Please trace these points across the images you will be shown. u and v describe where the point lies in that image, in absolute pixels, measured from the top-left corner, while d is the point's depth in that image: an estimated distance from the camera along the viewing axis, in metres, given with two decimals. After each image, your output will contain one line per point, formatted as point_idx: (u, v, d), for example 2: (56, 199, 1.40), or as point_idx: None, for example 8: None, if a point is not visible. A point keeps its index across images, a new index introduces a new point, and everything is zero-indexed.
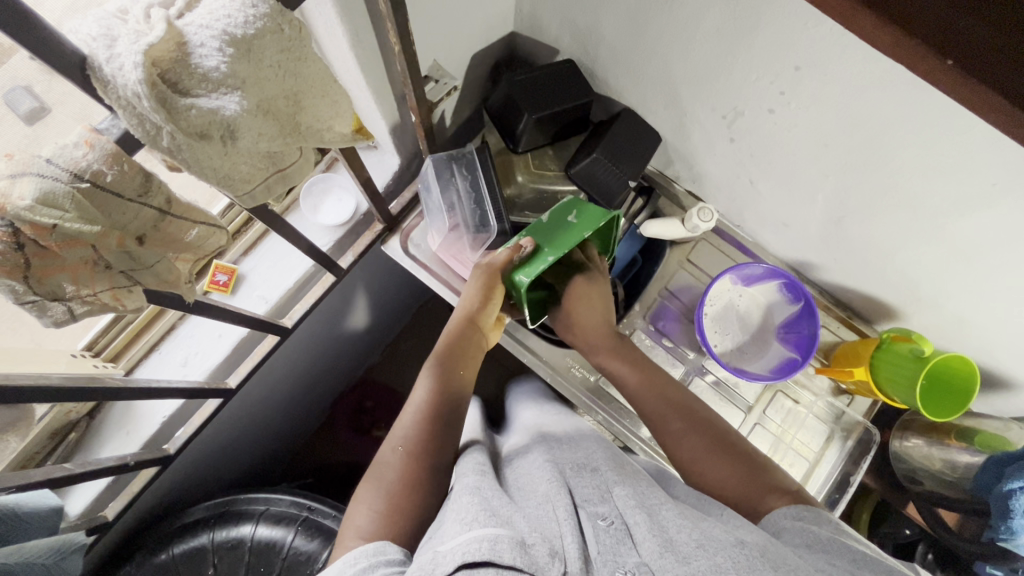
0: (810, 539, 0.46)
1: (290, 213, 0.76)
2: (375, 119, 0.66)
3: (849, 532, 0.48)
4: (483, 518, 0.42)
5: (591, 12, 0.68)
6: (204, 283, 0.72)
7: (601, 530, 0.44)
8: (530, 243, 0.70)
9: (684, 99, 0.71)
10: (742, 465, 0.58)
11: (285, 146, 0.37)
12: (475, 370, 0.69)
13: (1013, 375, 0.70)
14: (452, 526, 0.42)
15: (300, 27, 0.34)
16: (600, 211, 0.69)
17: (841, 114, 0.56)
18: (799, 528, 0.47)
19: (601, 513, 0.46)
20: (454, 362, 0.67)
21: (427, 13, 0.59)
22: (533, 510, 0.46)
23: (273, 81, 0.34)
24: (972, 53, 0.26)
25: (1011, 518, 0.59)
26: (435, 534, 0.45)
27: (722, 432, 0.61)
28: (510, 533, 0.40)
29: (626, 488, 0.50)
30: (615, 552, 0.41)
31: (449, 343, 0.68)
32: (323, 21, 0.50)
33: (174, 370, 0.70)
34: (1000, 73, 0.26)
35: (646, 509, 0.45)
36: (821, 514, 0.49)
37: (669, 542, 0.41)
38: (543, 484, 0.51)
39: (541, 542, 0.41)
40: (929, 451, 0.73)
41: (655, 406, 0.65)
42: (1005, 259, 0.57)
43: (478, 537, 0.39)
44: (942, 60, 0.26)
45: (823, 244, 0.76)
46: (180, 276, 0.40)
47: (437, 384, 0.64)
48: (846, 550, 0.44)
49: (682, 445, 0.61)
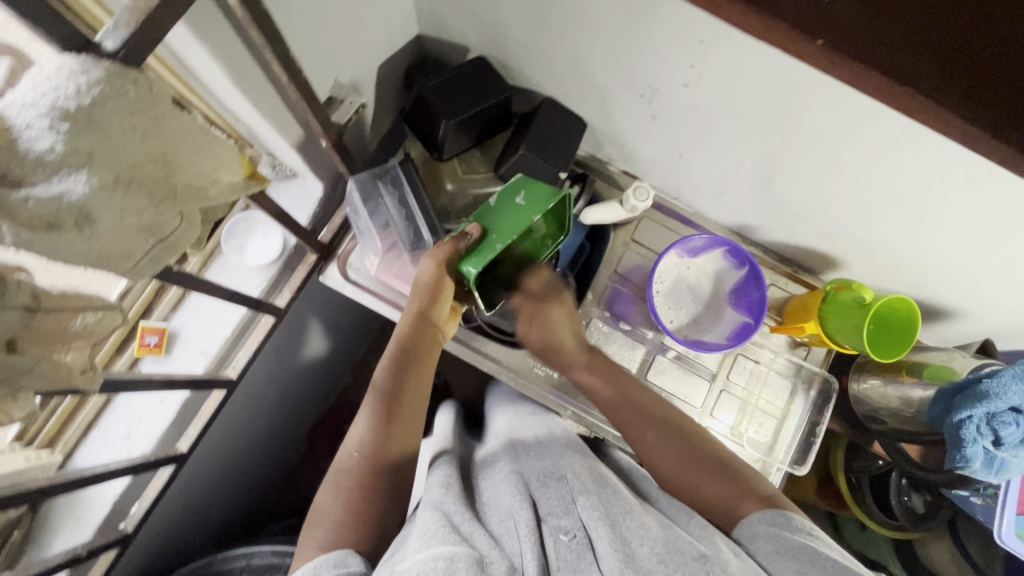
0: (784, 549, 0.49)
1: (212, 261, 0.71)
2: (285, 151, 0.63)
3: (820, 534, 0.51)
4: (443, 533, 0.44)
5: (491, 6, 0.65)
6: (133, 348, 0.67)
7: (563, 545, 0.47)
8: (475, 231, 0.66)
9: (600, 83, 0.69)
10: (716, 471, 0.59)
11: (161, 214, 0.34)
12: (430, 371, 0.67)
13: (952, 305, 0.72)
14: (416, 542, 0.45)
15: (149, 79, 0.32)
16: (550, 191, 0.65)
17: (750, 82, 0.56)
18: (773, 536, 0.51)
19: (564, 526, 0.49)
20: (406, 363, 0.65)
21: (316, 33, 0.56)
22: (498, 530, 0.49)
23: (130, 148, 0.31)
24: (838, 32, 0.30)
25: (963, 447, 0.60)
26: (396, 551, 0.48)
27: (697, 439, 0.62)
28: (469, 551, 0.43)
29: (591, 497, 0.51)
30: (578, 569, 0.45)
31: (400, 345, 0.66)
32: (196, 61, 0.46)
33: (118, 445, 0.66)
34: (848, 40, 0.30)
35: (610, 520, 0.48)
36: (794, 519, 0.52)
37: (630, 556, 0.44)
38: (507, 497, 0.52)
39: (501, 560, 0.44)
40: (885, 390, 0.76)
41: (631, 417, 0.65)
42: (926, 200, 0.58)
43: (436, 556, 0.41)
44: (814, 42, 0.30)
45: (758, 206, 0.76)
46: (74, 369, 0.37)
47: (390, 388, 0.63)
48: (817, 559, 0.47)
49: (659, 456, 0.62)
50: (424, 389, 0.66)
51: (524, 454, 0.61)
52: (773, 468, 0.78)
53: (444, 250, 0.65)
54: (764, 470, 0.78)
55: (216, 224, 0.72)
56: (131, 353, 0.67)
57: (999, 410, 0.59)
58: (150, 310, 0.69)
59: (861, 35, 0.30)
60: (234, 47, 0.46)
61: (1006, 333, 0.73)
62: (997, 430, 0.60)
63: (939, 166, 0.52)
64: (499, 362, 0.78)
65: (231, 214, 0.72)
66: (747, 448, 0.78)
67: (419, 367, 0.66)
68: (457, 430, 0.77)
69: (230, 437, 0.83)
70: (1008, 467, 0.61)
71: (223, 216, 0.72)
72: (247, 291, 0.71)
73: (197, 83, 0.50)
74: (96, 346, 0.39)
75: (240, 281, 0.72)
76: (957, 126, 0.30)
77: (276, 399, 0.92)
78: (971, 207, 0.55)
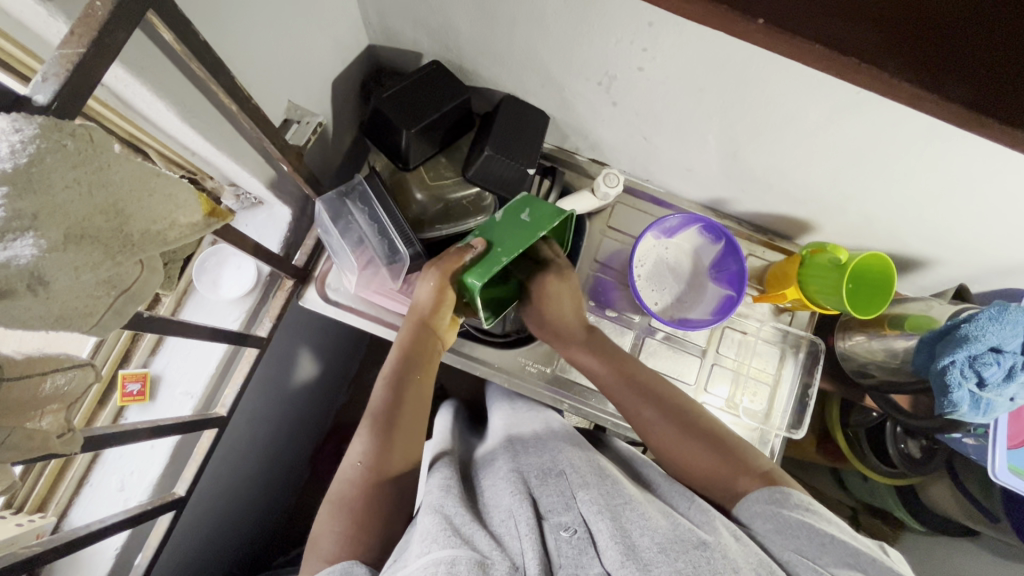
0: (783, 529, 0.50)
1: (188, 298, 0.70)
2: (246, 178, 0.62)
3: (819, 507, 0.52)
4: (444, 537, 0.45)
5: (437, 9, 0.64)
6: (116, 398, 0.66)
7: (564, 542, 0.48)
8: (480, 244, 0.67)
9: (557, 75, 0.69)
10: (715, 448, 0.60)
11: (119, 265, 0.33)
12: (432, 380, 0.66)
13: (925, 253, 0.74)
14: (417, 547, 0.45)
15: (89, 128, 0.31)
16: (557, 211, 0.65)
17: (704, 60, 0.56)
18: (772, 515, 0.52)
19: (564, 522, 0.50)
20: (407, 369, 0.64)
21: (260, 57, 0.55)
22: (499, 529, 0.49)
23: (76, 202, 0.30)
24: (774, 9, 0.32)
25: (950, 393, 0.62)
26: (398, 557, 0.48)
27: (694, 417, 0.63)
28: (470, 553, 0.43)
29: (591, 491, 0.51)
30: (579, 565, 0.46)
31: (402, 351, 0.65)
32: (141, 101, 0.45)
33: (113, 498, 0.65)
34: (785, 16, 0.32)
35: (610, 513, 0.48)
36: (791, 494, 0.53)
37: (632, 548, 0.45)
38: (507, 497, 0.53)
39: (502, 560, 0.44)
40: (870, 344, 0.77)
41: (626, 394, 0.66)
42: (889, 156, 0.58)
43: (437, 560, 0.42)
44: (754, 21, 0.32)
45: (727, 179, 0.77)
46: (50, 433, 0.36)
47: (391, 393, 0.63)
48: (815, 538, 0.48)
49: (657, 430, 0.63)
50: (424, 397, 0.65)
51: (523, 451, 0.61)
52: (771, 435, 0.79)
53: (448, 262, 0.66)
54: (763, 438, 0.79)
55: (187, 261, 0.71)
56: (114, 404, 0.66)
57: (980, 352, 0.60)
58: (128, 358, 0.68)
59: (797, 11, 0.33)
60: (177, 81, 0.45)
61: (978, 275, 0.75)
62: (980, 372, 0.61)
63: (896, 121, 0.53)
64: (491, 364, 0.78)
65: (200, 249, 0.71)
66: (744, 418, 0.78)
67: (421, 376, 0.65)
68: (456, 432, 0.76)
69: (230, 473, 0.82)
70: (993, 407, 0.63)
71: (193, 252, 0.71)
72: (225, 325, 0.70)
73: (145, 120, 0.49)
74: (71, 405, 0.38)
75: (218, 316, 0.70)
76: (900, 89, 0.32)
77: (271, 429, 0.91)
78: (931, 158, 0.56)
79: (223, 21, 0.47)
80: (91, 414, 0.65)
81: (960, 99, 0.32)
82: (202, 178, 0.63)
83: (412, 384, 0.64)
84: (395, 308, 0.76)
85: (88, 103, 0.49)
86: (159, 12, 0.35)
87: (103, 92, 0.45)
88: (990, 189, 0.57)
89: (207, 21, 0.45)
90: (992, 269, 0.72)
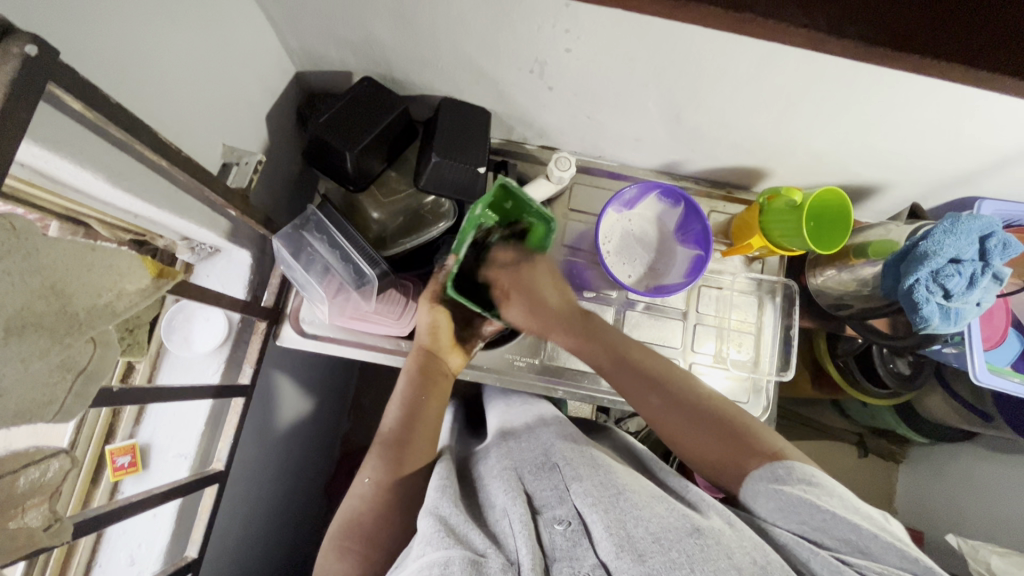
0: (784, 506, 0.51)
1: (164, 359, 0.70)
2: (196, 230, 0.61)
3: (825, 481, 0.52)
4: (440, 535, 0.46)
5: (354, 25, 0.64)
6: (108, 474, 0.66)
7: (559, 535, 0.49)
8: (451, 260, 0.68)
9: (490, 70, 0.68)
10: (719, 432, 0.59)
11: (67, 347, 0.33)
12: (443, 396, 0.69)
13: (877, 178, 0.75)
14: (414, 550, 0.47)
15: (9, 217, 0.29)
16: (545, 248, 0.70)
17: (626, 30, 0.56)
18: (771, 491, 0.52)
19: (559, 516, 0.51)
20: (418, 393, 0.67)
21: (183, 106, 0.54)
22: (495, 528, 0.50)
23: (13, 293, 0.30)
24: None
25: (922, 309, 0.63)
26: (398, 562, 0.50)
27: (711, 408, 0.61)
28: (463, 552, 0.44)
29: (583, 482, 0.52)
30: (573, 557, 0.47)
31: (410, 380, 0.69)
32: (66, 173, 0.44)
33: (126, 573, 0.64)
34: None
35: (602, 505, 0.49)
36: (792, 469, 0.53)
37: (627, 539, 0.45)
38: (501, 494, 0.53)
39: (496, 557, 0.45)
40: (842, 276, 0.79)
41: (629, 382, 0.65)
42: (821, 92, 0.60)
43: (431, 562, 0.43)
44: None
45: (675, 142, 0.77)
46: (34, 529, 0.35)
47: (405, 414, 0.66)
48: (816, 516, 0.49)
49: (666, 415, 0.62)
50: (435, 419, 0.67)
51: (516, 447, 0.62)
52: (764, 381, 0.80)
53: (432, 284, 0.71)
54: (756, 386, 0.80)
55: (154, 324, 0.70)
56: (109, 481, 0.66)
57: (942, 265, 0.62)
58: (113, 432, 0.68)
59: None
60: (96, 146, 0.44)
61: (929, 191, 0.76)
62: (945, 285, 0.63)
63: (817, 57, 0.54)
64: (480, 367, 0.77)
65: (166, 310, 0.70)
66: (734, 370, 0.80)
67: (433, 392, 0.68)
68: (455, 432, 0.77)
69: (242, 523, 0.81)
70: (963, 314, 0.65)
71: (158, 314, 0.70)
72: (206, 380, 0.69)
73: (75, 188, 0.48)
74: (56, 495, 0.37)
75: (197, 372, 0.70)
76: (802, 35, 0.34)
77: (276, 470, 0.90)
78: (860, 87, 0.58)
79: (132, 75, 0.46)
80: (86, 495, 0.66)
81: (855, 35, 0.34)
82: (151, 238, 0.63)
83: (421, 407, 0.66)
84: (374, 328, 0.76)
85: (8, 182, 0.48)
86: (61, 83, 0.34)
87: (26, 170, 0.44)
88: (921, 107, 0.59)
89: (116, 79, 0.44)
90: (941, 182, 0.74)
